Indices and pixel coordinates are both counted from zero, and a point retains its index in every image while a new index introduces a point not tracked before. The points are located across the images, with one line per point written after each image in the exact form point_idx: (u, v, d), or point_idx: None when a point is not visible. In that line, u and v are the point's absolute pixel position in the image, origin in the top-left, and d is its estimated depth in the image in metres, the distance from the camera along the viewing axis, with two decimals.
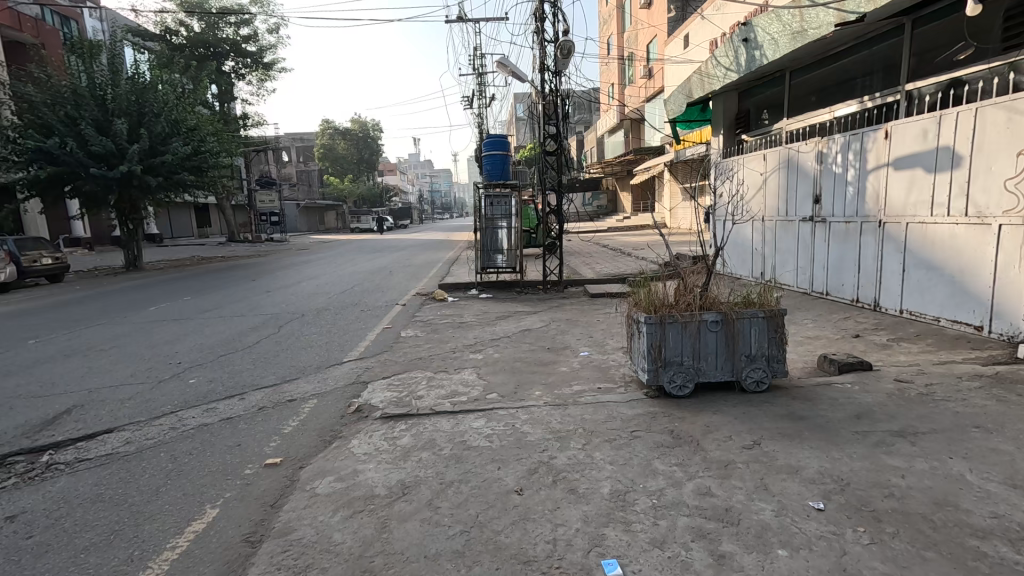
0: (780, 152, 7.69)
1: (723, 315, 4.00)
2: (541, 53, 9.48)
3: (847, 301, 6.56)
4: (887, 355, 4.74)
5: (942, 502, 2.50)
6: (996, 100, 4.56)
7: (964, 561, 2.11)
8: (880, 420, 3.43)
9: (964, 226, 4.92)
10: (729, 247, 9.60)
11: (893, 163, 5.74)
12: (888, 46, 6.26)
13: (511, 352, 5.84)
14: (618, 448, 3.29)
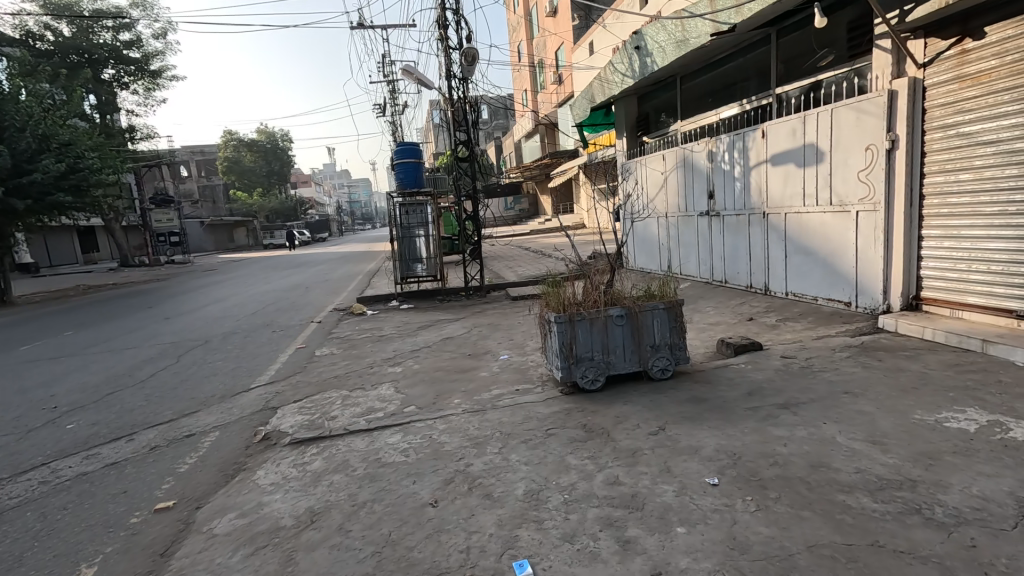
0: (678, 152, 8.22)
1: (627, 309, 4.18)
2: (447, 60, 9.51)
3: (742, 287, 7.13)
4: (775, 335, 5.19)
5: (817, 464, 2.77)
6: (847, 102, 5.16)
7: (833, 515, 2.34)
8: (769, 395, 3.75)
9: (830, 214, 5.52)
10: (638, 244, 10.10)
11: (770, 159, 6.32)
12: (761, 54, 6.87)
13: (431, 362, 5.76)
14: (533, 448, 3.35)
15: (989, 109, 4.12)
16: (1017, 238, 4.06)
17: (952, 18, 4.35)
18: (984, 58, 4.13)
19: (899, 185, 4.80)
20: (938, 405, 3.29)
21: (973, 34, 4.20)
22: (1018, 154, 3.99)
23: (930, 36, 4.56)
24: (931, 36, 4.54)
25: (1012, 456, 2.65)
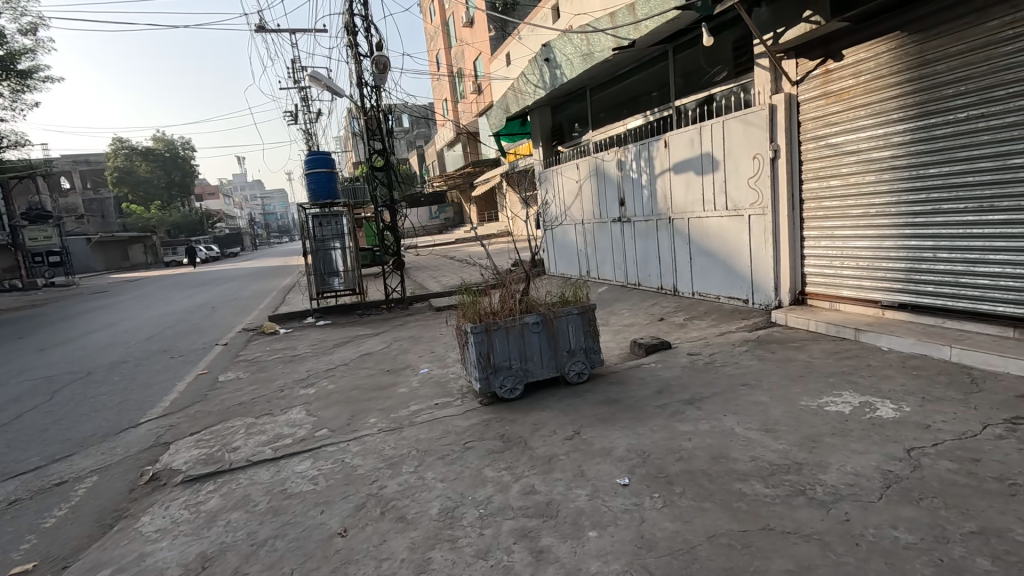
0: (591, 161, 8.52)
1: (543, 315, 4.21)
2: (358, 67, 9.24)
3: (654, 289, 7.48)
4: (683, 333, 5.49)
5: (718, 456, 2.92)
6: (735, 115, 5.59)
7: (731, 504, 2.47)
8: (676, 392, 3.94)
9: (726, 218, 5.94)
10: (557, 250, 10.33)
11: (673, 167, 6.71)
12: (660, 69, 7.27)
13: (347, 381, 5.50)
14: (450, 463, 3.27)
15: (850, 123, 4.62)
16: (879, 236, 4.56)
17: (817, 41, 4.84)
18: (844, 77, 4.63)
19: (782, 190, 5.26)
20: (820, 391, 3.61)
21: (834, 56, 4.70)
22: (874, 163, 4.49)
23: (800, 57, 5.04)
24: (800, 57, 5.03)
25: (878, 433, 2.95)
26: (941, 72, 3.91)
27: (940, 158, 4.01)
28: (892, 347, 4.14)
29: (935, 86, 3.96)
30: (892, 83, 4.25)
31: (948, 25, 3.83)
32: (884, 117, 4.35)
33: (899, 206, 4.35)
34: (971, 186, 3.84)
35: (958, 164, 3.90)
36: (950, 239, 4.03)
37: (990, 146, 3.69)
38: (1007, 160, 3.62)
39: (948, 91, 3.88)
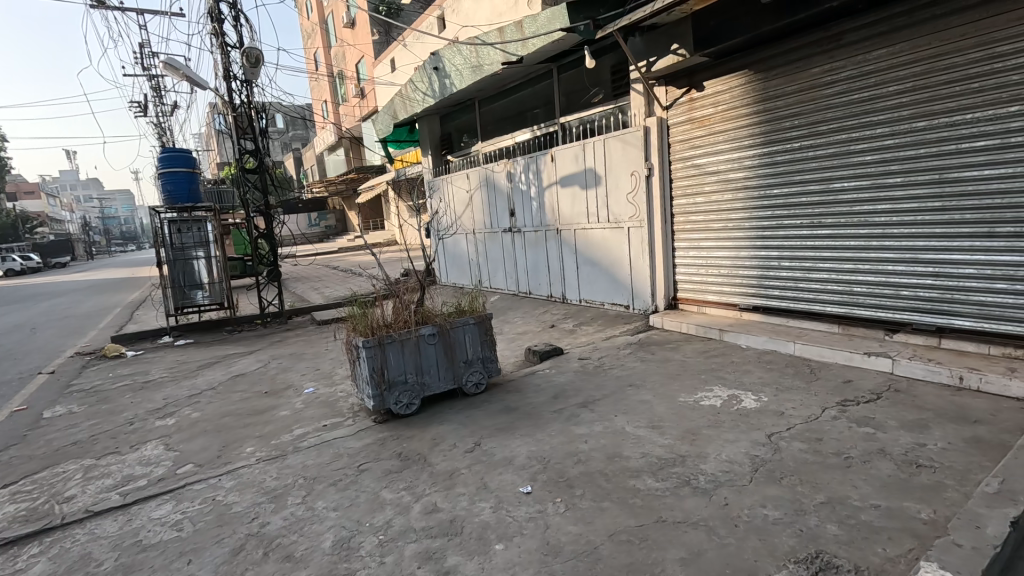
0: (482, 171, 8.63)
1: (438, 326, 4.10)
2: (224, 58, 8.37)
3: (543, 297, 7.74)
4: (573, 339, 5.74)
5: (612, 455, 3.07)
6: (615, 135, 6.04)
7: (628, 501, 2.60)
8: (571, 396, 4.08)
9: (608, 230, 6.35)
10: (449, 259, 10.27)
11: (559, 181, 7.03)
12: (545, 86, 7.54)
13: (216, 407, 4.87)
14: (343, 489, 3.03)
15: (711, 147, 5.20)
16: (736, 247, 5.17)
17: (682, 72, 5.38)
18: (705, 106, 5.21)
19: (656, 205, 5.76)
20: (695, 387, 3.97)
21: (697, 86, 5.27)
22: (731, 183, 5.10)
23: (668, 84, 5.58)
24: (669, 85, 5.57)
25: (745, 422, 3.32)
26: (780, 108, 4.57)
27: (781, 181, 4.67)
28: (749, 344, 4.71)
29: (776, 119, 4.61)
30: (744, 113, 4.87)
31: (784, 67, 4.49)
32: (737, 142, 4.96)
33: (751, 221, 4.99)
34: (804, 205, 4.52)
35: (794, 186, 4.57)
36: (790, 250, 4.70)
37: (817, 172, 4.38)
38: (829, 184, 4.32)
39: (785, 124, 4.54)
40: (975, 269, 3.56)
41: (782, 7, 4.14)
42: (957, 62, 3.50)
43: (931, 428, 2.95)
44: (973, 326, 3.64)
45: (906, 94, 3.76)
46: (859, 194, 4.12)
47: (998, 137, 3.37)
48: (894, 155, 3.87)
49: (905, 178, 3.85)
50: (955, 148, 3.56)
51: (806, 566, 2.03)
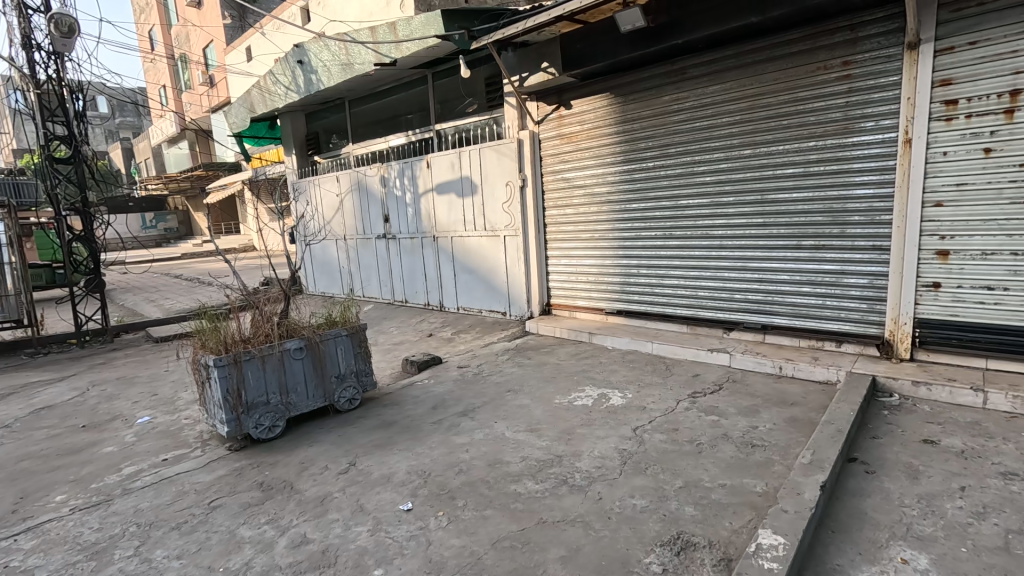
0: (353, 175, 8.22)
1: (306, 340, 3.75)
2: (23, 23, 6.88)
3: (420, 306, 7.58)
4: (452, 347, 5.69)
5: (493, 462, 3.08)
6: (490, 145, 6.17)
7: (510, 506, 2.62)
8: (451, 405, 4.03)
9: (485, 238, 6.45)
10: (316, 267, 9.59)
11: (435, 188, 6.97)
12: (420, 92, 7.41)
13: (11, 449, 3.92)
14: (190, 532, 2.62)
15: (578, 162, 5.55)
16: (602, 256, 5.56)
17: (551, 89, 5.67)
18: (573, 123, 5.55)
19: (530, 215, 5.98)
20: (569, 388, 4.17)
21: (566, 104, 5.60)
22: (596, 197, 5.48)
23: (539, 100, 5.83)
24: (540, 100, 5.83)
25: (614, 418, 3.56)
26: (637, 130, 5.03)
27: (639, 196, 5.13)
28: (615, 345, 5.08)
29: (634, 140, 5.08)
30: (607, 132, 5.28)
31: (640, 94, 4.96)
32: (602, 159, 5.36)
33: (614, 233, 5.40)
34: (658, 219, 5.01)
35: (650, 201, 5.05)
36: (648, 260, 5.17)
37: (668, 190, 4.90)
38: (678, 201, 4.85)
39: (642, 145, 5.02)
40: (788, 275, 4.26)
41: (636, 39, 4.55)
42: (773, 102, 4.16)
43: (761, 412, 3.44)
44: (788, 323, 4.35)
45: (735, 126, 4.38)
46: (702, 210, 4.70)
47: (802, 166, 4.08)
48: (728, 178, 4.49)
49: (736, 198, 4.47)
50: (772, 174, 4.24)
51: (670, 547, 2.22)
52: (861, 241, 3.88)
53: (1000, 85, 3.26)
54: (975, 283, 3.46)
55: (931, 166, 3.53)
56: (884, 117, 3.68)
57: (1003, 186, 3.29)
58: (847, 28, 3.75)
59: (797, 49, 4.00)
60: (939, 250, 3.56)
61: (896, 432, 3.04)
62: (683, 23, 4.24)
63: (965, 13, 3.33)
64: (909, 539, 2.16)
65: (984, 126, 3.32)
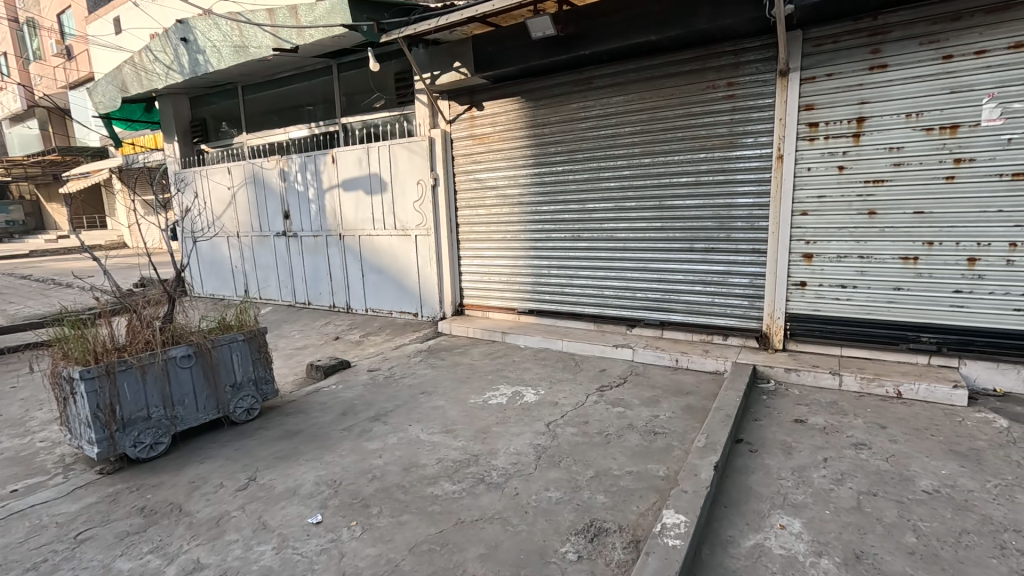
0: (248, 167, 7.61)
1: (194, 347, 3.40)
2: None
3: (325, 308, 7.20)
4: (360, 350, 5.47)
5: (408, 466, 3.01)
6: (400, 142, 6.04)
7: (427, 509, 2.58)
8: (361, 410, 3.87)
9: (395, 238, 6.29)
10: (204, 267, 8.73)
11: (341, 184, 6.67)
12: (323, 83, 7.02)
13: None
14: (51, 572, 2.26)
15: (490, 163, 5.61)
16: (514, 257, 5.65)
17: (463, 89, 5.65)
18: (485, 124, 5.60)
19: (443, 215, 5.93)
20: (483, 388, 4.19)
21: (478, 105, 5.62)
22: (508, 198, 5.56)
23: (451, 99, 5.80)
24: (452, 100, 5.80)
25: (527, 415, 3.64)
26: (547, 134, 5.19)
27: (549, 199, 5.29)
28: (527, 344, 5.20)
29: (543, 144, 5.23)
30: (518, 135, 5.38)
31: (550, 99, 5.12)
32: (514, 162, 5.45)
33: (525, 234, 5.51)
34: (567, 222, 5.21)
35: (559, 205, 5.23)
36: (557, 260, 5.35)
37: (576, 194, 5.11)
38: (585, 205, 5.07)
39: (551, 150, 5.19)
40: (683, 276, 4.63)
41: (546, 46, 4.68)
42: (669, 115, 4.51)
43: (661, 402, 3.71)
44: (682, 319, 4.73)
45: (636, 136, 4.69)
46: (607, 214, 4.95)
47: (694, 175, 4.46)
48: (630, 184, 4.78)
49: (638, 203, 4.77)
50: (669, 182, 4.58)
51: (584, 535, 2.32)
52: (743, 244, 4.33)
53: (850, 112, 3.79)
54: (832, 282, 4.00)
55: (799, 180, 4.03)
56: (761, 135, 4.14)
57: (853, 199, 3.85)
58: (731, 53, 4.17)
59: (689, 68, 4.36)
60: (805, 253, 4.08)
61: (773, 414, 3.44)
62: (589, 35, 4.43)
63: (824, 49, 3.83)
64: (787, 507, 2.45)
65: (838, 146, 3.85)
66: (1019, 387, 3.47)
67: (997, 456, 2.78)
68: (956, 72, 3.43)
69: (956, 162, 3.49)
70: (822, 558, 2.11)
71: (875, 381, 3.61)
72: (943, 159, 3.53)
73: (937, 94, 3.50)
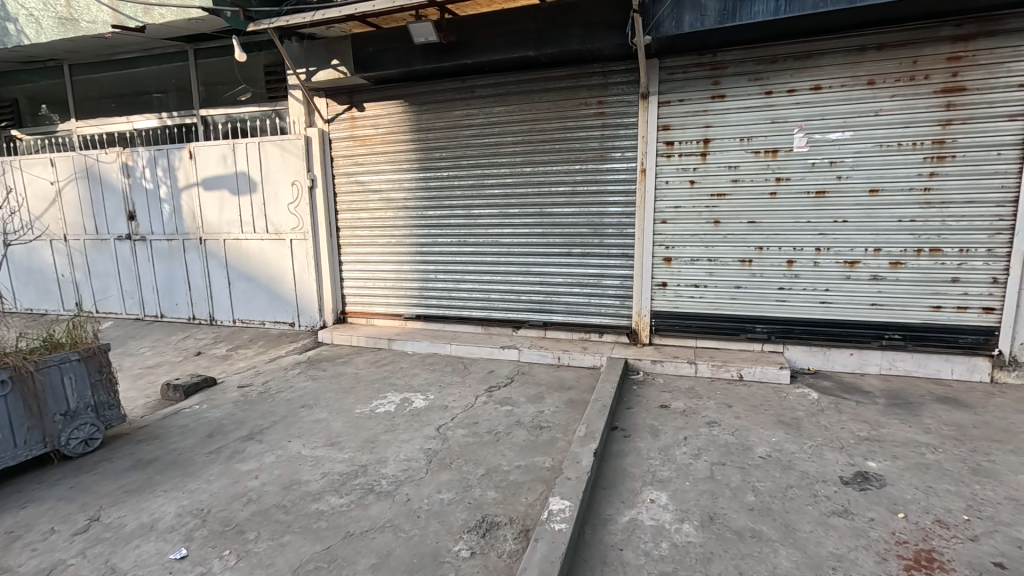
0: (78, 159, 6.53)
1: (10, 370, 2.83)
2: None
3: (182, 320, 6.42)
4: (228, 365, 4.98)
5: (289, 484, 2.82)
6: (272, 139, 5.66)
7: (312, 526, 2.45)
8: (231, 430, 3.53)
9: (268, 242, 5.86)
10: (17, 277, 7.26)
11: (201, 182, 6.03)
12: (177, 69, 6.28)
13: None
14: None
15: (373, 166, 5.47)
16: (399, 262, 5.55)
17: (342, 88, 5.42)
18: (366, 126, 5.44)
19: (321, 218, 5.65)
20: (370, 397, 4.06)
21: (358, 106, 5.44)
22: (392, 202, 5.46)
23: (329, 98, 5.53)
24: (330, 98, 5.54)
25: (417, 420, 3.61)
26: (431, 140, 5.21)
27: (434, 204, 5.29)
28: (414, 350, 5.14)
29: (427, 149, 5.24)
30: (402, 139, 5.31)
31: (433, 105, 5.14)
32: (398, 165, 5.37)
33: (411, 239, 5.45)
34: (452, 227, 5.26)
35: (445, 210, 5.26)
36: (444, 265, 5.37)
37: (461, 200, 5.18)
38: (470, 211, 5.17)
39: (435, 155, 5.21)
40: (563, 278, 4.93)
41: (429, 52, 4.68)
42: (546, 128, 4.79)
43: (545, 398, 3.92)
44: (563, 319, 5.02)
45: (517, 146, 4.91)
46: (491, 220, 5.10)
47: (570, 185, 4.78)
48: (513, 191, 4.98)
49: (520, 210, 4.99)
50: (548, 190, 4.86)
51: (476, 531, 2.38)
52: (614, 249, 4.74)
53: (698, 134, 4.35)
54: (687, 282, 4.55)
55: (659, 192, 4.52)
56: (627, 150, 4.58)
57: (702, 210, 4.42)
58: (600, 74, 4.56)
59: (564, 85, 4.68)
60: (665, 257, 4.58)
61: (643, 402, 3.81)
62: (471, 45, 4.52)
63: (676, 77, 4.34)
64: (655, 483, 2.74)
65: (689, 163, 4.40)
66: (825, 365, 4.26)
67: (811, 422, 3.39)
68: (776, 105, 4.11)
69: (778, 180, 4.18)
70: (684, 523, 2.39)
71: (722, 366, 4.18)
72: (768, 177, 4.21)
73: (761, 123, 4.16)
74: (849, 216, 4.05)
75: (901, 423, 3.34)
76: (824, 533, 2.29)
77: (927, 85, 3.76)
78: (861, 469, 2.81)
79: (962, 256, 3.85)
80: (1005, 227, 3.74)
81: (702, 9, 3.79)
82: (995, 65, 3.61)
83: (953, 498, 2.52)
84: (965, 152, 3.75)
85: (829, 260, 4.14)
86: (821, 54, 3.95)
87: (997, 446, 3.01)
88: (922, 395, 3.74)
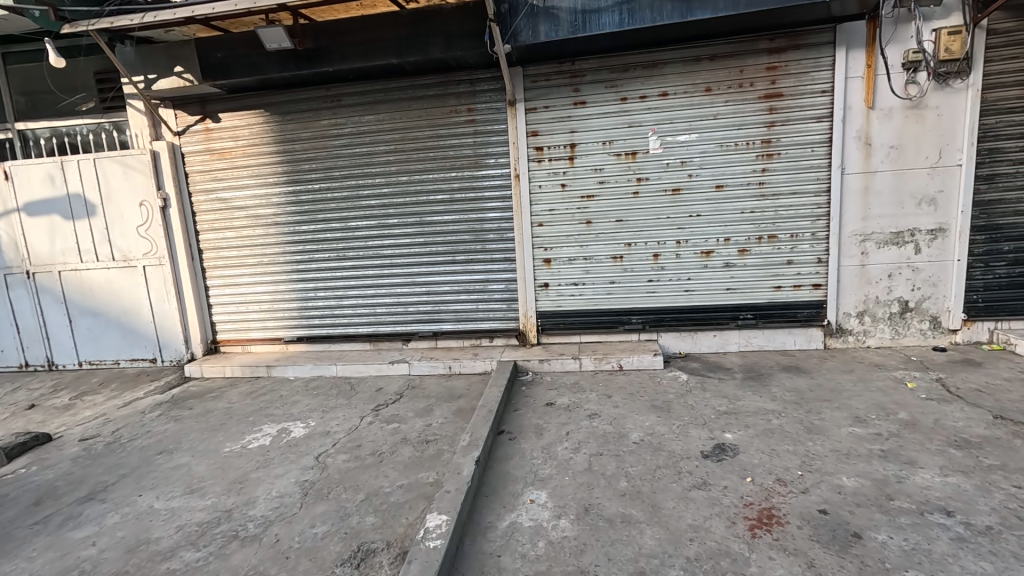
0: None
1: None
2: None
3: (13, 368, 5.49)
4: (69, 416, 4.31)
5: (135, 545, 2.50)
6: (110, 154, 5.03)
7: None
8: (65, 493, 3.05)
9: (115, 270, 5.20)
10: None
11: (22, 207, 5.20)
12: None
13: None
14: None
15: (234, 180, 5.05)
16: (273, 282, 5.16)
17: (191, 97, 4.95)
18: (223, 138, 5.01)
19: (177, 240, 5.12)
20: (242, 432, 3.73)
21: (212, 116, 4.99)
22: (261, 219, 5.07)
23: (177, 108, 5.02)
24: (178, 108, 5.03)
25: (293, 451, 3.37)
26: (298, 151, 4.92)
27: (307, 218, 5.00)
28: (296, 374, 4.82)
29: (293, 161, 4.94)
30: (265, 151, 4.96)
31: (297, 115, 4.86)
32: (263, 179, 5.00)
33: (285, 257, 5.10)
34: (329, 241, 5.01)
35: (319, 223, 4.99)
36: (323, 281, 5.08)
37: (336, 213, 4.95)
38: (346, 222, 4.96)
39: (303, 166, 4.93)
40: (449, 286, 4.90)
41: (286, 59, 4.41)
42: (419, 136, 4.73)
43: (434, 410, 3.85)
44: (452, 328, 4.98)
45: (389, 155, 4.79)
46: (370, 231, 4.93)
47: (448, 192, 4.76)
48: (390, 202, 4.86)
49: (399, 220, 4.87)
50: (426, 199, 4.80)
51: (350, 563, 2.26)
52: (496, 254, 4.79)
53: (564, 139, 4.53)
54: (567, 281, 4.72)
55: (534, 196, 4.65)
56: (500, 156, 4.66)
57: (574, 211, 4.61)
58: (467, 82, 4.59)
59: (433, 93, 4.64)
60: (545, 259, 4.72)
61: (530, 402, 3.87)
62: (331, 51, 4.34)
63: (540, 84, 4.50)
64: (536, 483, 2.78)
65: (559, 167, 4.57)
66: (694, 348, 4.64)
67: (679, 403, 3.65)
68: (630, 111, 4.40)
69: (638, 180, 4.48)
70: (561, 519, 2.46)
71: (603, 359, 4.39)
72: (630, 178, 4.49)
73: (619, 127, 4.44)
74: (701, 211, 4.44)
75: (754, 394, 3.72)
76: (684, 507, 2.47)
77: (752, 91, 4.23)
78: (719, 442, 3.08)
79: (793, 240, 4.38)
80: (823, 214, 4.32)
81: (555, 20, 3.95)
82: (802, 74, 4.16)
83: (790, 457, 2.84)
84: (787, 150, 4.27)
85: (688, 251, 4.51)
86: (665, 64, 4.30)
87: (828, 405, 3.45)
88: (771, 366, 4.22)
